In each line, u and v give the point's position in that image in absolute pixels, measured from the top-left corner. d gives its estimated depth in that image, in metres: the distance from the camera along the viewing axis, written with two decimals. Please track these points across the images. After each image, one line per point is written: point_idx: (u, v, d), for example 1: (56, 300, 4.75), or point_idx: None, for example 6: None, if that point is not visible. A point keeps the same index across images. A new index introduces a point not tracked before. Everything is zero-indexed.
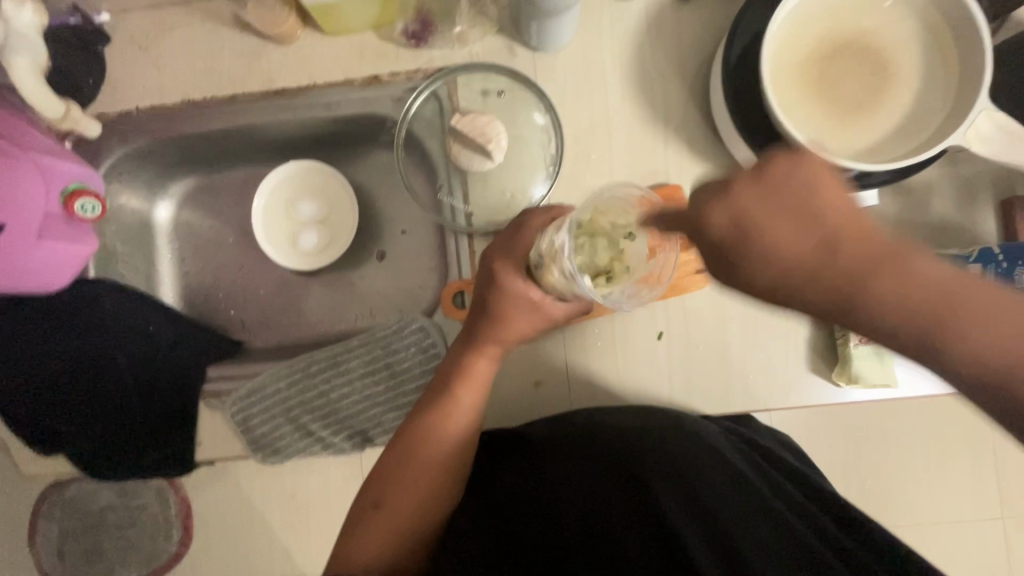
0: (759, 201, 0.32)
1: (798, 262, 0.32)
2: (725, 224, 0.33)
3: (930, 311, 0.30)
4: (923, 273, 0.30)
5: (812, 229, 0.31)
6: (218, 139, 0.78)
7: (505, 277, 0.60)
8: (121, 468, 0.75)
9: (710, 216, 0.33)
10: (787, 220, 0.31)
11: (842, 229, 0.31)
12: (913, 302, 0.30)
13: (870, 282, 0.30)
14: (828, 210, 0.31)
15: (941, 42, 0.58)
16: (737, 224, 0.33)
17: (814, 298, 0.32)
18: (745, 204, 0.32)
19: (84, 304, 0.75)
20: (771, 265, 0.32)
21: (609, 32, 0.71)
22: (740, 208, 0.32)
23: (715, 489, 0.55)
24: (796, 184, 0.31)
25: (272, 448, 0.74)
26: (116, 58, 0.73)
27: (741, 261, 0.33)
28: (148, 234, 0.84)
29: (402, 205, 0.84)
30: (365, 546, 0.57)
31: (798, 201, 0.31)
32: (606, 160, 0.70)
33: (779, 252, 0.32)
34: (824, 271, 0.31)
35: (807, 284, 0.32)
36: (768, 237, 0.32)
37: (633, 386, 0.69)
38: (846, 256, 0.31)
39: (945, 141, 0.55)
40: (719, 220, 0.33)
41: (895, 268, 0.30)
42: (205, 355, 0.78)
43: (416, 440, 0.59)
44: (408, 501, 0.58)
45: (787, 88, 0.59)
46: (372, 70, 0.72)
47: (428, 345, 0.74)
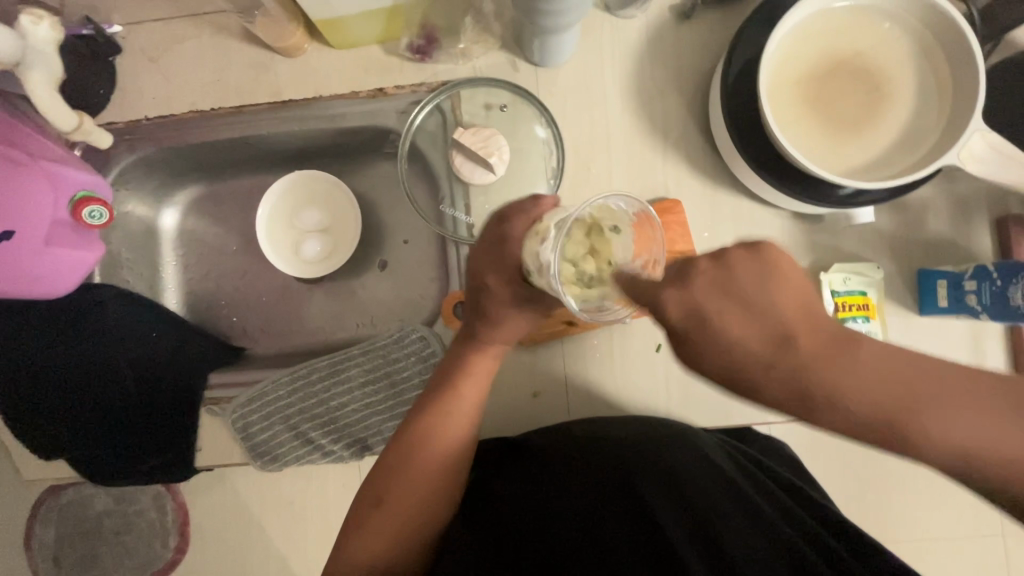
0: (711, 287, 0.30)
1: (752, 356, 0.29)
2: (681, 317, 0.30)
3: (896, 400, 0.29)
4: (881, 363, 0.29)
5: (756, 322, 0.29)
6: (224, 148, 0.79)
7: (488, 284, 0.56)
8: (119, 473, 0.75)
9: (665, 302, 0.31)
10: (732, 311, 0.30)
11: (794, 328, 0.29)
12: (874, 395, 0.29)
13: (817, 378, 0.29)
14: (780, 307, 0.30)
15: (935, 63, 0.59)
16: (691, 313, 0.30)
17: (764, 389, 0.30)
18: (700, 295, 0.30)
19: (88, 309, 0.75)
20: (725, 358, 0.30)
21: (610, 48, 0.72)
22: (695, 296, 0.30)
23: (705, 495, 0.56)
24: (748, 283, 0.30)
25: (271, 455, 0.74)
26: (126, 69, 0.75)
27: (695, 350, 0.30)
28: (153, 241, 0.85)
29: (405, 214, 0.85)
30: (363, 547, 0.58)
31: (740, 291, 0.30)
32: (606, 174, 0.71)
33: (728, 347, 0.30)
34: (775, 368, 0.29)
35: (768, 377, 0.29)
36: (723, 330, 0.30)
37: (632, 398, 0.70)
38: (796, 356, 0.29)
39: (940, 160, 0.56)
40: (670, 306, 0.30)
41: (843, 367, 0.29)
42: (206, 362, 0.79)
43: (415, 440, 0.59)
44: (405, 504, 0.58)
45: (783, 106, 0.60)
46: (376, 83, 0.74)
47: (428, 354, 0.74)
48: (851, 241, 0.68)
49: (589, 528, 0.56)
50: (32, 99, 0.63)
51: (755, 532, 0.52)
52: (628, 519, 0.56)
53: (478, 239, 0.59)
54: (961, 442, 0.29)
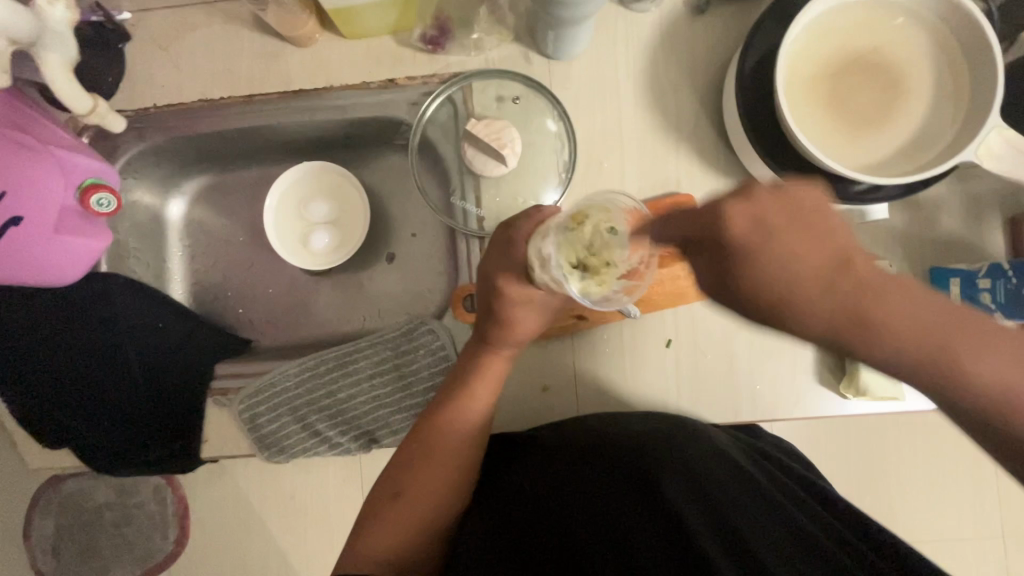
0: (778, 207, 0.33)
1: (807, 273, 0.32)
2: (746, 226, 0.33)
3: (929, 339, 0.32)
4: (919, 301, 0.32)
5: (818, 253, 0.32)
6: (233, 138, 0.78)
7: (501, 288, 0.58)
8: (124, 463, 0.75)
9: (732, 219, 0.33)
10: (797, 236, 0.32)
11: (849, 255, 0.32)
12: (914, 332, 0.32)
13: (866, 303, 0.32)
14: (833, 237, 0.33)
15: (953, 59, 0.59)
16: (755, 223, 0.33)
17: (824, 313, 0.32)
18: (766, 212, 0.33)
19: (96, 298, 0.75)
20: (781, 276, 0.33)
21: (624, 42, 0.71)
22: (760, 210, 0.33)
23: (721, 484, 0.55)
24: (810, 208, 0.33)
25: (278, 446, 0.74)
26: (136, 56, 0.74)
27: (749, 270, 0.33)
28: (160, 231, 0.85)
29: (413, 208, 0.85)
30: (380, 538, 0.56)
31: (806, 220, 0.33)
32: (618, 169, 0.71)
33: (789, 269, 0.32)
34: (835, 292, 0.32)
35: (818, 293, 0.32)
36: (781, 251, 0.32)
37: (641, 393, 0.69)
38: (851, 279, 0.32)
39: (957, 157, 0.55)
40: (737, 219, 0.33)
41: (891, 299, 0.32)
42: (213, 352, 0.78)
43: (433, 431, 0.60)
44: (425, 493, 0.58)
45: (800, 100, 0.60)
46: (388, 74, 0.73)
47: (438, 347, 0.73)
48: (864, 238, 0.68)
49: (603, 518, 0.56)
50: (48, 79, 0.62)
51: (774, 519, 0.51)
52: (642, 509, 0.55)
53: (489, 246, 0.61)
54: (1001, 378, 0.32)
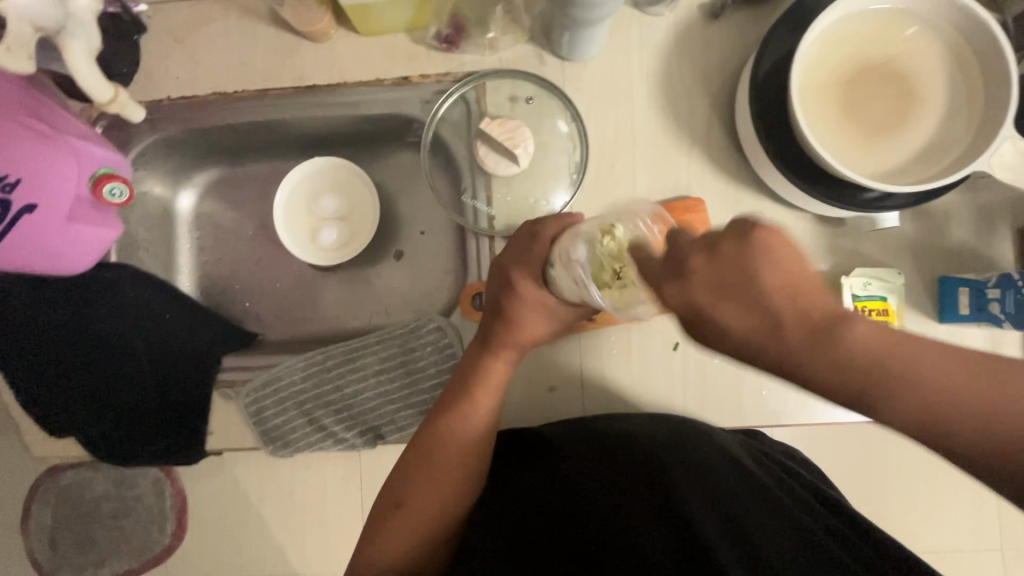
0: (709, 275, 0.32)
1: (748, 332, 0.32)
2: (681, 305, 0.33)
3: (871, 365, 0.33)
4: (855, 336, 0.32)
5: (757, 313, 0.32)
6: (245, 131, 0.79)
7: (519, 288, 0.58)
8: (128, 453, 0.75)
9: (667, 296, 0.33)
10: (733, 302, 0.32)
11: (785, 314, 0.31)
12: (850, 366, 0.33)
13: (807, 350, 0.32)
14: (771, 294, 0.31)
15: (968, 69, 0.59)
16: (689, 303, 0.33)
17: (766, 358, 0.33)
18: (696, 289, 0.32)
19: (105, 288, 0.75)
20: (721, 344, 0.34)
21: (638, 45, 0.72)
22: (693, 289, 0.32)
23: (726, 487, 0.54)
24: (746, 265, 0.31)
25: (284, 441, 0.74)
26: (151, 48, 0.75)
27: (699, 328, 0.34)
28: (169, 222, 0.85)
29: (423, 206, 0.85)
30: (388, 547, 0.58)
31: (738, 284, 0.31)
32: (629, 171, 0.71)
33: (727, 330, 0.33)
34: (768, 344, 0.32)
35: (755, 348, 0.33)
36: (715, 321, 0.32)
37: (646, 395, 0.69)
38: (787, 337, 0.32)
39: (970, 166, 0.55)
40: (670, 299, 0.33)
41: (827, 345, 0.32)
42: (219, 345, 0.78)
43: (439, 436, 0.59)
44: (431, 499, 0.59)
45: (813, 106, 0.60)
46: (402, 71, 0.73)
47: (445, 345, 0.74)
48: (872, 246, 0.68)
49: (609, 522, 0.56)
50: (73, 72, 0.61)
51: (778, 520, 0.51)
52: (651, 511, 0.55)
53: (508, 243, 0.62)
54: (919, 392, 0.33)
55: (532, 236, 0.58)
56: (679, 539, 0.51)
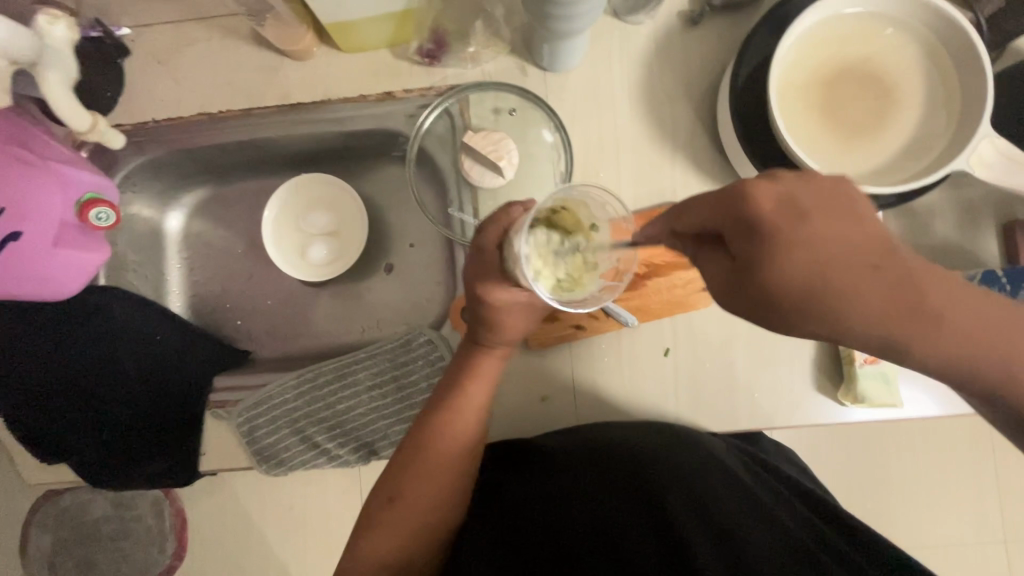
0: (815, 195, 0.31)
1: (853, 258, 0.29)
2: (774, 208, 0.31)
3: (966, 333, 0.30)
4: (958, 291, 0.30)
5: (868, 236, 0.30)
6: (232, 150, 0.79)
7: (492, 294, 0.57)
8: (121, 477, 0.75)
9: (757, 198, 0.31)
10: (837, 220, 0.30)
11: (885, 251, 0.30)
12: (947, 334, 0.30)
13: (912, 291, 0.29)
14: (875, 224, 0.31)
15: (943, 70, 0.59)
16: (786, 203, 0.31)
17: (868, 309, 0.29)
18: (801, 197, 0.31)
19: (94, 312, 0.75)
20: (817, 275, 0.30)
21: (619, 54, 0.72)
22: (793, 193, 0.31)
23: (709, 487, 0.56)
24: (843, 199, 0.31)
25: (277, 460, 0.74)
26: (134, 71, 0.75)
27: (783, 254, 0.30)
28: (158, 243, 0.85)
29: (411, 219, 0.85)
30: (377, 547, 0.57)
31: (837, 208, 0.31)
32: (614, 179, 0.71)
33: (836, 255, 0.30)
34: (876, 282, 0.29)
35: (872, 278, 0.29)
36: (819, 236, 0.30)
37: (640, 402, 0.69)
38: (901, 266, 0.30)
39: (949, 165, 0.56)
40: (765, 208, 0.31)
41: (933, 290, 0.29)
42: (210, 365, 0.78)
43: (429, 438, 0.59)
44: (421, 498, 0.58)
45: (794, 110, 0.61)
46: (385, 86, 0.74)
47: (436, 358, 0.73)
48: None
49: (599, 527, 0.57)
50: (52, 102, 0.62)
51: (774, 536, 0.51)
52: (641, 519, 0.55)
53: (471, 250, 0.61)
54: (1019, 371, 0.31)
55: (486, 241, 0.56)
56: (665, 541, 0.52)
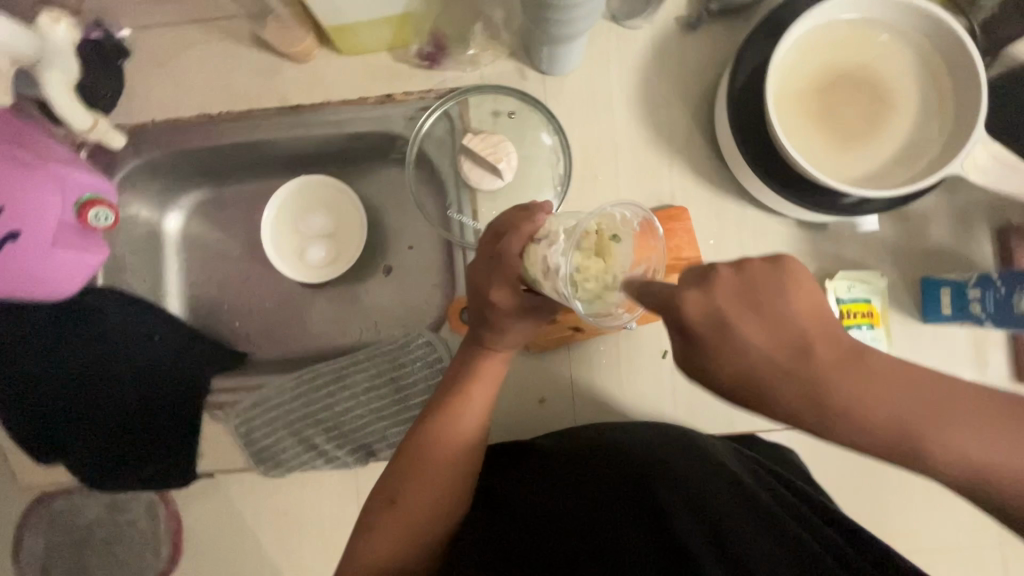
0: (737, 295, 0.28)
1: (765, 359, 0.28)
2: (699, 313, 0.28)
3: (895, 422, 0.29)
4: (882, 389, 0.29)
5: (781, 333, 0.28)
6: (231, 152, 0.79)
7: (499, 298, 0.54)
8: (116, 479, 0.74)
9: (684, 304, 0.28)
10: (754, 315, 0.28)
11: (813, 340, 0.28)
12: (884, 413, 0.29)
13: (827, 387, 0.29)
14: (798, 317, 0.28)
15: (938, 77, 0.60)
16: (711, 314, 0.28)
17: (780, 403, 0.29)
18: (724, 299, 0.28)
19: (92, 313, 0.75)
20: (733, 362, 0.29)
21: (617, 58, 0.73)
22: (720, 300, 0.28)
23: (710, 490, 0.55)
24: (772, 290, 0.28)
25: (274, 461, 0.73)
26: (135, 72, 0.75)
27: (713, 352, 0.29)
28: (156, 245, 0.85)
29: (410, 221, 0.85)
30: (375, 546, 0.57)
31: (756, 300, 0.28)
32: (612, 182, 0.72)
33: (746, 353, 0.28)
34: (791, 381, 0.29)
35: (780, 378, 0.29)
36: (742, 338, 0.28)
37: (638, 404, 0.69)
38: (814, 365, 0.29)
39: (944, 169, 0.56)
40: (692, 308, 0.28)
41: (857, 369, 0.29)
42: (206, 367, 0.78)
43: (430, 439, 0.59)
44: (422, 500, 0.58)
45: (790, 114, 0.61)
46: (385, 89, 0.74)
47: (434, 360, 0.73)
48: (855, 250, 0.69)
49: (597, 525, 0.55)
50: (54, 100, 0.63)
51: (771, 532, 0.50)
52: (634, 515, 0.55)
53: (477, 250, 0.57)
54: (956, 451, 0.30)
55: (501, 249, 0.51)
56: (659, 539, 0.52)
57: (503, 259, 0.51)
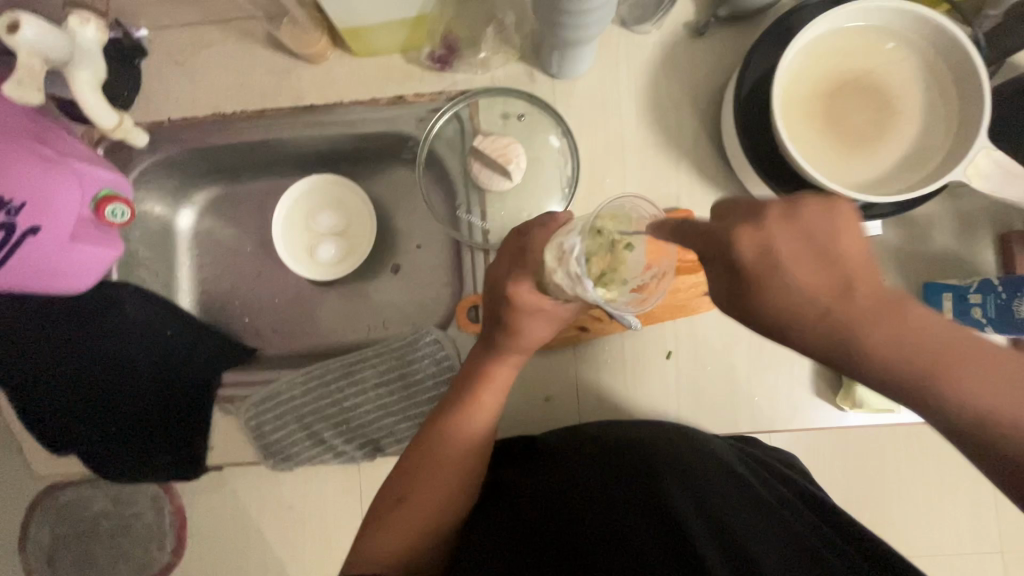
0: (788, 235, 0.29)
1: (810, 299, 0.29)
2: (752, 254, 0.29)
3: (937, 377, 0.29)
4: (925, 339, 0.29)
5: (826, 272, 0.29)
6: (245, 150, 0.80)
7: (519, 295, 0.58)
8: (129, 470, 0.76)
9: (733, 239, 0.30)
10: (805, 259, 0.29)
11: (858, 277, 0.29)
12: (909, 374, 0.30)
13: (863, 336, 0.29)
14: (848, 256, 0.29)
15: (943, 84, 0.61)
16: (764, 251, 0.29)
17: (809, 339, 0.30)
18: (771, 236, 0.29)
19: (106, 306, 0.76)
20: (782, 301, 0.30)
21: (626, 62, 0.74)
22: (770, 239, 0.29)
23: (717, 490, 0.56)
24: (820, 226, 0.29)
25: (284, 455, 0.75)
26: (153, 71, 0.77)
27: (752, 289, 0.30)
28: (169, 240, 0.86)
29: (419, 220, 0.87)
30: (387, 542, 0.57)
31: (819, 245, 0.29)
32: (620, 184, 0.73)
33: (789, 290, 0.29)
34: (830, 313, 0.29)
35: (813, 319, 0.30)
36: (786, 275, 0.29)
37: (643, 404, 0.70)
38: (856, 307, 0.29)
39: (947, 176, 0.57)
40: (747, 246, 0.29)
41: (898, 322, 0.29)
42: (219, 362, 0.79)
43: (441, 437, 0.61)
44: (432, 496, 0.59)
45: (796, 120, 0.62)
46: (397, 91, 0.75)
47: (443, 358, 0.74)
48: None
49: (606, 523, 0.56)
50: (81, 99, 0.64)
51: (770, 531, 0.52)
52: (640, 509, 0.55)
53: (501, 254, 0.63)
54: (994, 409, 0.29)
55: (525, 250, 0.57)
56: (665, 533, 0.52)
57: (526, 258, 0.57)
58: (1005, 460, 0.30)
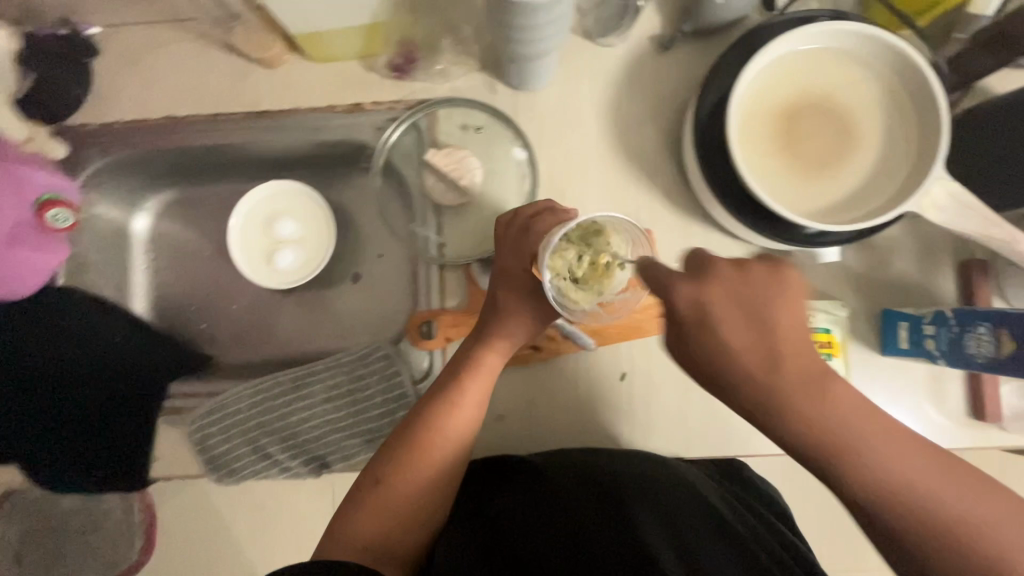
0: (727, 302, 0.40)
1: (739, 351, 0.40)
2: (688, 305, 0.40)
3: (840, 442, 0.39)
4: (836, 402, 0.39)
5: (753, 330, 0.39)
6: (200, 154, 0.78)
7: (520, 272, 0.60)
8: (70, 482, 0.74)
9: (679, 294, 0.41)
10: (738, 320, 0.40)
11: (782, 346, 0.39)
12: (818, 436, 0.39)
13: (782, 387, 0.39)
14: (776, 324, 0.40)
15: (904, 111, 0.60)
16: (700, 307, 0.40)
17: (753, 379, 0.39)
18: (710, 295, 0.40)
19: (53, 312, 0.76)
20: (713, 355, 0.40)
21: (589, 76, 0.72)
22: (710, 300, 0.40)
23: (694, 524, 0.54)
24: (758, 296, 0.40)
25: (226, 468, 0.71)
26: (105, 71, 0.74)
27: (694, 332, 0.40)
28: (123, 244, 0.84)
29: (381, 229, 0.85)
30: (359, 528, 0.56)
31: (751, 308, 0.40)
32: (580, 200, 0.71)
33: (724, 346, 0.40)
34: (747, 361, 0.39)
35: (745, 365, 0.39)
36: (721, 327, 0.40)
37: (593, 426, 0.69)
38: (781, 365, 0.39)
39: (901, 206, 0.56)
40: (683, 300, 0.40)
41: (819, 387, 0.39)
42: (166, 369, 0.78)
43: (424, 430, 0.58)
44: (408, 487, 0.57)
45: (754, 143, 0.61)
46: (354, 98, 0.73)
47: (392, 374, 0.73)
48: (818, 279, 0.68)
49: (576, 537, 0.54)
50: None
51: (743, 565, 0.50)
52: (614, 531, 0.54)
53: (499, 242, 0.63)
54: (885, 472, 0.39)
55: (527, 230, 0.59)
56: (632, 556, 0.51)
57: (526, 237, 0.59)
58: (898, 520, 0.39)
